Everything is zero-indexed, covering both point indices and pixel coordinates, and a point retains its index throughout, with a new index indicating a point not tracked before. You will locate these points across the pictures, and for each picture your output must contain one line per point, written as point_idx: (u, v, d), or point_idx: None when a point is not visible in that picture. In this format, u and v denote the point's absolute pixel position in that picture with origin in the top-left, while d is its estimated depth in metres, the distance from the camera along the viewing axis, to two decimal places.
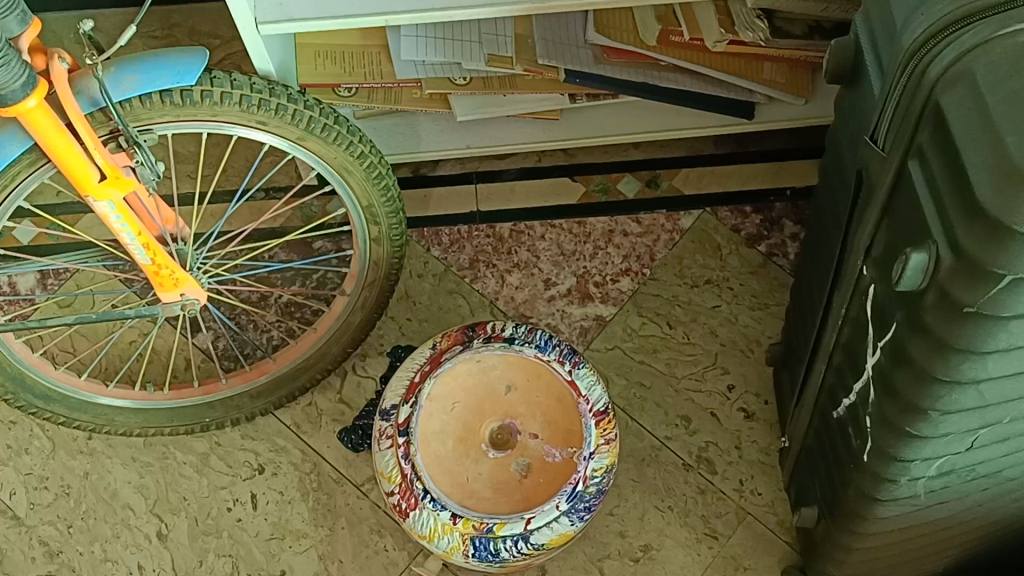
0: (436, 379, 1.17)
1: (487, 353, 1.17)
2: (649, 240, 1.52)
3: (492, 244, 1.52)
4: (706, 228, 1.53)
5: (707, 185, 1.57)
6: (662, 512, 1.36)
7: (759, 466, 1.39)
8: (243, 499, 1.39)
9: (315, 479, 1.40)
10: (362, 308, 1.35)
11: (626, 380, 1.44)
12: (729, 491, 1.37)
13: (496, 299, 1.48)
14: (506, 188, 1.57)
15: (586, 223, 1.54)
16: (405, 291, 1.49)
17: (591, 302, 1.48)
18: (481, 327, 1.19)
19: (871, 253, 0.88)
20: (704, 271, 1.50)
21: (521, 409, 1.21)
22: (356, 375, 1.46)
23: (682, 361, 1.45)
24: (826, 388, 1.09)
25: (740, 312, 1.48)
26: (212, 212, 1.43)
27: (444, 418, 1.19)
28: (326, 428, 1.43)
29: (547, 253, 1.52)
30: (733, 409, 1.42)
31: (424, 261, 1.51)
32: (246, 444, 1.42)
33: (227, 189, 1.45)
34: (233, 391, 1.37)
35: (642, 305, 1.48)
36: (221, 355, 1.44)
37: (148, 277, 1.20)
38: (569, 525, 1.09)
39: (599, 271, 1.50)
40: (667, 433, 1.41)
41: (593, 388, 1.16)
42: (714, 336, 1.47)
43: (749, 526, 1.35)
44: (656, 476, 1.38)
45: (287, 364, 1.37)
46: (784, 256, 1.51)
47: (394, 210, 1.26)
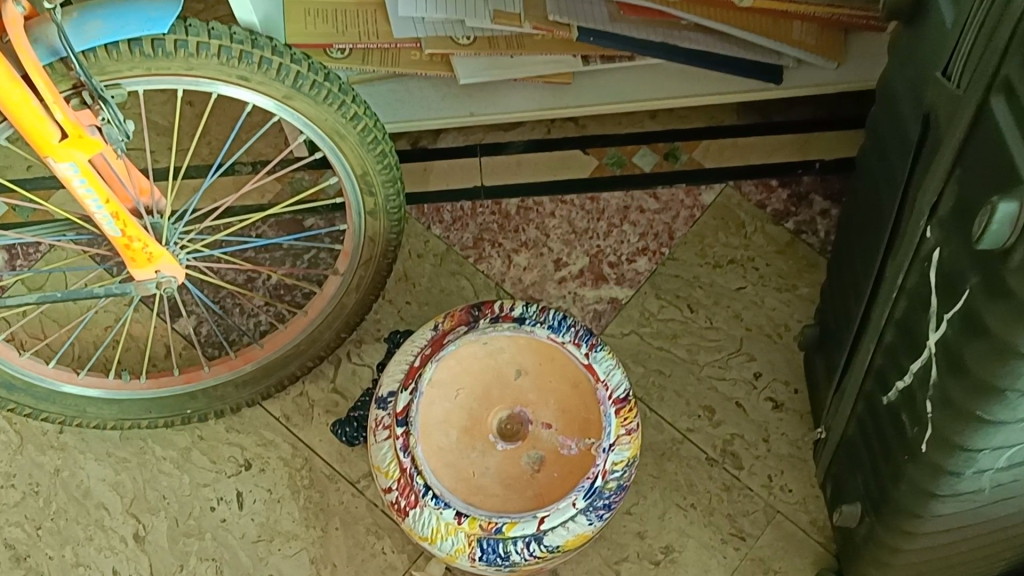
0: (438, 363, 1.05)
1: (495, 335, 1.05)
2: (667, 217, 1.41)
3: (498, 222, 1.40)
4: (728, 204, 1.42)
5: (730, 159, 1.45)
6: (684, 511, 1.26)
7: (789, 459, 1.29)
8: (228, 498, 1.28)
9: (306, 476, 1.29)
10: (357, 290, 1.24)
11: (644, 368, 1.33)
12: (757, 488, 1.27)
13: (503, 281, 1.37)
14: (512, 162, 1.44)
15: (599, 199, 1.42)
16: (403, 272, 1.38)
17: (607, 284, 1.37)
18: (487, 306, 1.07)
19: (938, 212, 0.77)
20: (728, 251, 1.39)
21: (532, 397, 1.09)
22: (351, 363, 1.34)
23: (704, 347, 1.34)
24: (875, 372, 0.97)
25: (767, 294, 1.37)
26: (194, 186, 1.32)
27: (447, 406, 1.07)
28: (319, 420, 1.31)
29: (557, 232, 1.40)
30: (760, 399, 1.32)
31: (425, 240, 1.39)
32: (231, 438, 1.31)
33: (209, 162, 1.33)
34: (217, 380, 1.25)
35: (659, 287, 1.37)
36: (205, 341, 1.32)
37: (119, 251, 1.07)
38: (588, 525, 0.99)
39: (614, 250, 1.39)
40: (688, 424, 1.31)
41: (611, 372, 1.04)
42: (738, 321, 1.36)
43: (778, 525, 1.25)
44: (677, 471, 1.28)
45: (275, 351, 1.26)
46: (813, 234, 1.40)
47: (392, 179, 1.15)
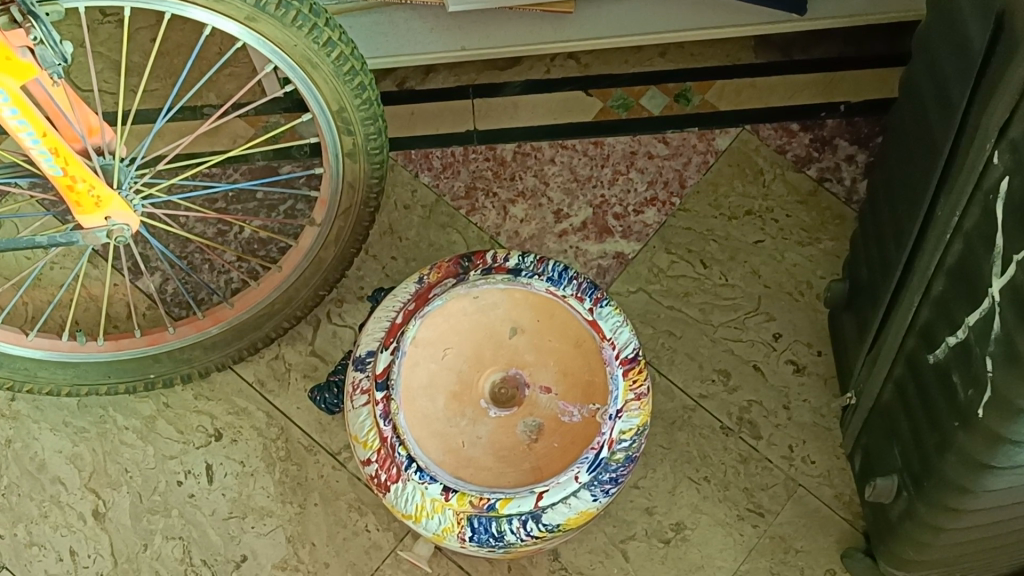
0: (423, 320, 0.92)
1: (487, 289, 0.93)
2: (679, 163, 1.28)
3: (493, 168, 1.28)
4: (745, 149, 1.29)
5: (747, 101, 1.32)
6: (697, 485, 1.17)
7: (811, 429, 1.19)
8: (196, 471, 1.16)
9: (283, 447, 1.17)
10: (336, 242, 1.13)
11: (653, 330, 1.22)
12: (777, 460, 1.18)
13: (498, 234, 1.25)
14: (508, 105, 1.31)
15: (604, 144, 1.29)
16: (388, 224, 1.25)
17: (612, 237, 1.25)
18: (478, 257, 0.95)
19: (1012, 133, 0.65)
20: (744, 201, 1.27)
21: (529, 357, 0.97)
22: (332, 325, 1.22)
23: (719, 307, 1.23)
24: (920, 328, 0.85)
25: (788, 249, 1.25)
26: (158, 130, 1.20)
27: (433, 368, 0.94)
28: (295, 387, 1.19)
29: (557, 180, 1.27)
30: (781, 362, 1.21)
31: (412, 189, 1.27)
32: (200, 406, 1.19)
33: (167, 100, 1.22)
34: (182, 343, 1.14)
35: (670, 241, 1.25)
36: (170, 300, 1.20)
37: (62, 195, 0.95)
38: (591, 501, 0.88)
39: (620, 200, 1.27)
40: (701, 390, 1.20)
41: (619, 330, 0.93)
42: (756, 277, 1.24)
43: (800, 501, 1.16)
44: (689, 441, 1.18)
45: (247, 310, 1.14)
46: (838, 182, 1.28)
47: (372, 117, 1.02)
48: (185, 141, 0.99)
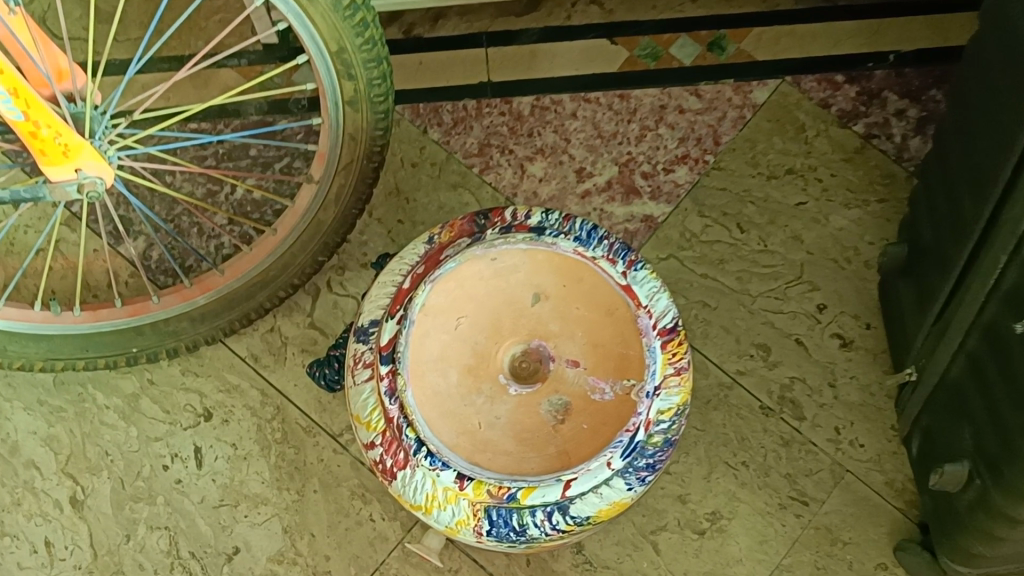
0: (434, 285, 0.81)
1: (506, 250, 0.82)
2: (712, 118, 1.17)
3: (509, 123, 1.17)
4: (785, 103, 1.17)
5: (786, 51, 1.20)
6: (734, 471, 1.06)
7: (860, 409, 1.08)
8: (185, 455, 1.06)
9: (279, 428, 1.07)
10: (336, 202, 1.02)
11: (685, 300, 1.11)
12: (822, 443, 1.07)
13: (514, 195, 1.14)
14: (525, 53, 1.20)
15: (630, 97, 1.18)
16: (394, 184, 1.14)
17: (639, 199, 1.14)
18: (496, 214, 0.84)
19: None
20: (784, 159, 1.15)
21: (554, 328, 0.86)
22: (333, 295, 1.11)
23: (757, 276, 1.12)
24: (1006, 292, 0.74)
25: (833, 211, 1.14)
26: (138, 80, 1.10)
27: (445, 339, 0.83)
28: (293, 362, 1.09)
29: (579, 136, 1.16)
30: (825, 336, 1.10)
31: (420, 146, 1.16)
32: (188, 383, 1.08)
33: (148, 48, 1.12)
34: (167, 314, 1.03)
35: (703, 203, 1.14)
36: (155, 267, 1.09)
37: (25, 143, 0.83)
38: (625, 490, 0.78)
39: (648, 158, 1.15)
40: (738, 366, 1.09)
41: (655, 297, 0.82)
42: (799, 243, 1.13)
43: (848, 488, 1.06)
44: (725, 423, 1.08)
45: (239, 278, 1.04)
46: (887, 138, 1.16)
47: (376, 59, 0.90)
48: (160, 90, 0.86)
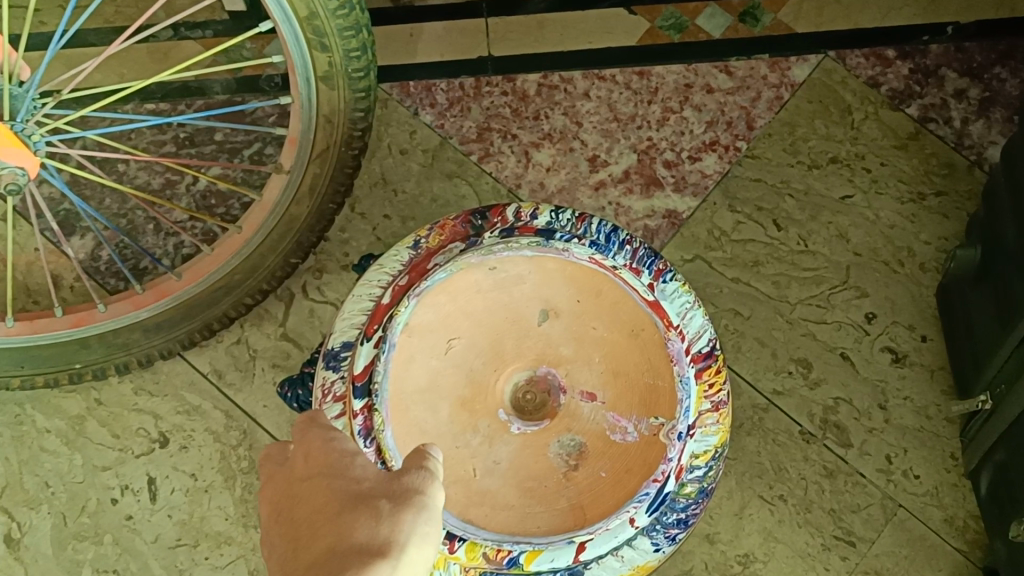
0: (419, 300, 0.66)
1: (509, 257, 0.67)
2: (745, 99, 1.02)
3: (512, 104, 1.02)
4: (829, 81, 1.03)
5: (831, 22, 1.04)
6: (770, 507, 0.92)
7: (916, 435, 0.94)
8: (136, 487, 0.92)
9: (245, 456, 0.93)
10: (310, 195, 0.87)
11: (714, 308, 0.97)
12: (872, 474, 0.93)
13: (518, 186, 1.00)
14: (532, 24, 1.04)
15: (651, 74, 1.03)
16: (380, 173, 1.00)
17: (661, 191, 0.99)
18: (496, 212, 0.71)
19: None
20: (828, 146, 1.01)
21: (566, 351, 0.71)
22: (309, 301, 0.96)
23: (797, 280, 0.98)
24: None
25: (884, 206, 0.99)
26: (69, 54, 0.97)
27: (434, 366, 0.68)
28: (262, 379, 0.94)
29: (592, 119, 1.02)
30: (876, 350, 0.96)
31: (411, 130, 1.01)
32: (140, 403, 0.94)
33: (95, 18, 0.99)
34: (115, 324, 0.89)
35: (735, 196, 0.99)
36: (104, 270, 0.95)
37: None
38: (651, 550, 0.67)
39: (671, 144, 1.01)
40: (775, 385, 0.95)
41: (688, 314, 0.69)
42: (844, 242, 0.98)
43: (901, 526, 0.91)
44: (760, 451, 0.93)
45: (199, 284, 0.89)
46: (945, 123, 1.01)
47: (354, 26, 0.75)
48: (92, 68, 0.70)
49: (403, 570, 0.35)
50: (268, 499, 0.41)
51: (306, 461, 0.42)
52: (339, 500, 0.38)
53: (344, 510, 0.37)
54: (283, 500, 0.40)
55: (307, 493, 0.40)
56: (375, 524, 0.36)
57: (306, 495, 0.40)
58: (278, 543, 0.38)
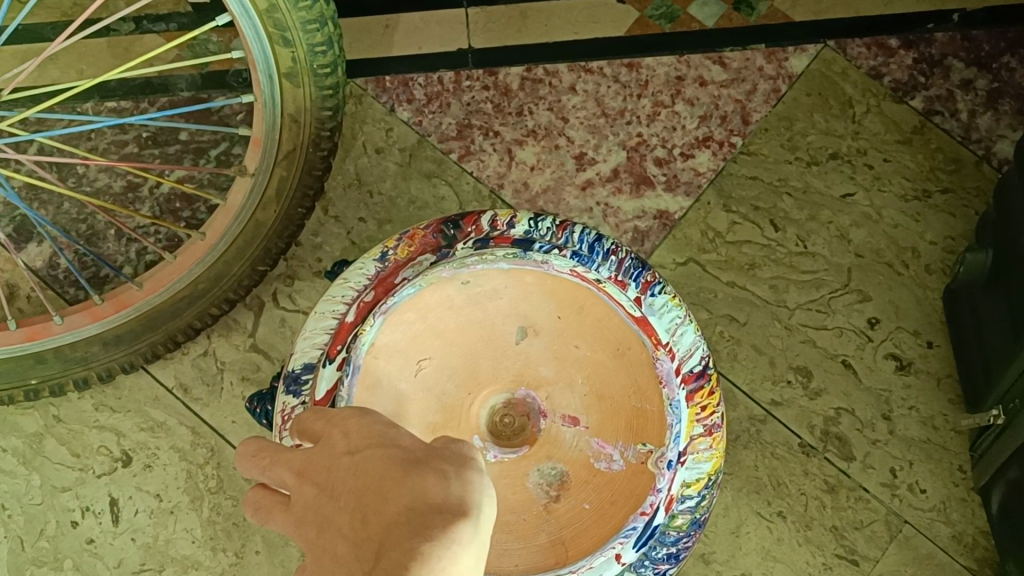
0: (385, 319, 0.63)
1: (483, 271, 0.64)
2: (740, 91, 0.96)
3: (494, 100, 0.96)
4: (829, 72, 0.97)
5: (831, 9, 0.99)
6: (769, 524, 0.87)
7: (922, 447, 0.89)
8: (98, 508, 0.87)
9: (213, 475, 0.88)
10: (277, 198, 0.82)
11: (708, 314, 0.92)
12: (876, 489, 0.88)
13: (500, 186, 0.94)
14: (514, 15, 0.98)
15: (640, 66, 0.97)
16: (354, 174, 0.94)
17: (652, 190, 0.94)
18: (469, 220, 0.66)
19: None
20: (828, 141, 0.95)
21: (546, 372, 0.68)
22: (280, 310, 0.91)
23: (796, 284, 0.92)
24: None
25: (887, 204, 0.94)
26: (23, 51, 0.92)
27: (403, 389, 0.65)
28: (230, 394, 0.89)
29: (579, 114, 0.96)
30: (879, 357, 0.91)
31: (387, 127, 0.96)
32: (102, 420, 0.89)
33: (50, 12, 0.93)
34: (73, 336, 0.83)
35: (729, 195, 0.94)
36: (63, 279, 0.91)
37: None
38: None
39: (662, 140, 0.95)
40: (773, 396, 0.90)
41: (679, 330, 0.65)
42: (845, 243, 0.93)
43: (908, 544, 0.86)
44: (758, 465, 0.88)
45: (161, 292, 0.83)
46: (951, 115, 0.96)
47: (319, 19, 0.70)
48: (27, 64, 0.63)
49: (480, 527, 0.37)
50: (310, 484, 0.42)
51: (345, 444, 0.43)
52: (399, 466, 0.40)
53: (412, 473, 0.39)
54: (329, 478, 0.42)
55: (362, 465, 0.41)
56: (445, 483, 0.38)
57: (356, 470, 0.41)
58: (331, 517, 0.39)
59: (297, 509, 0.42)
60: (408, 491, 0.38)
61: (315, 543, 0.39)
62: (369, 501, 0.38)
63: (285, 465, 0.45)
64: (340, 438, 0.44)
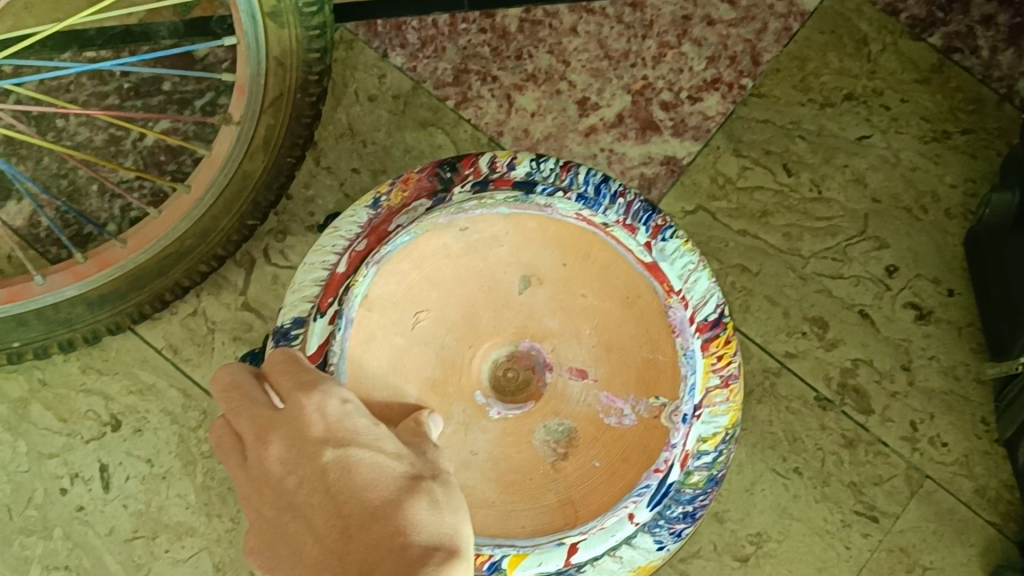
0: (378, 269, 0.60)
1: (481, 217, 0.60)
2: (750, 31, 0.90)
3: (491, 43, 0.91)
4: (843, 8, 0.91)
5: None
6: (784, 481, 0.84)
7: (944, 399, 0.85)
8: (88, 475, 0.84)
9: (206, 439, 0.85)
10: (265, 148, 0.77)
11: (719, 265, 0.88)
12: (895, 443, 0.85)
13: (499, 135, 0.90)
14: None
15: (645, 5, 0.90)
16: (346, 123, 0.90)
17: (659, 135, 0.90)
18: (466, 162, 0.63)
19: None
20: (843, 81, 0.90)
21: (551, 324, 0.65)
22: (272, 267, 0.87)
23: (810, 231, 0.88)
24: None
25: (905, 146, 0.89)
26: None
27: (399, 344, 0.62)
28: (221, 354, 0.86)
29: (581, 56, 0.91)
30: (898, 306, 0.87)
31: (380, 74, 0.91)
32: (89, 383, 0.85)
33: None
34: (55, 297, 0.79)
35: (739, 140, 0.90)
36: (44, 237, 0.87)
37: None
38: (655, 548, 0.63)
39: (669, 83, 0.90)
40: (787, 347, 0.87)
41: (692, 277, 0.63)
42: (861, 188, 0.89)
43: (928, 499, 0.84)
44: (771, 420, 0.85)
45: (146, 250, 0.79)
46: (972, 53, 0.90)
47: None
48: None
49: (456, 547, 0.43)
50: (281, 473, 0.46)
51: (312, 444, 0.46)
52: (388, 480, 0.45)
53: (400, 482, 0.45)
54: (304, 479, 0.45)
55: (341, 470, 0.45)
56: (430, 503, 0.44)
57: (330, 485, 0.44)
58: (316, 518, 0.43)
59: (267, 489, 0.46)
60: (395, 518, 0.42)
61: (291, 530, 0.44)
62: (353, 521, 0.42)
63: (250, 423, 0.50)
64: (306, 431, 0.47)
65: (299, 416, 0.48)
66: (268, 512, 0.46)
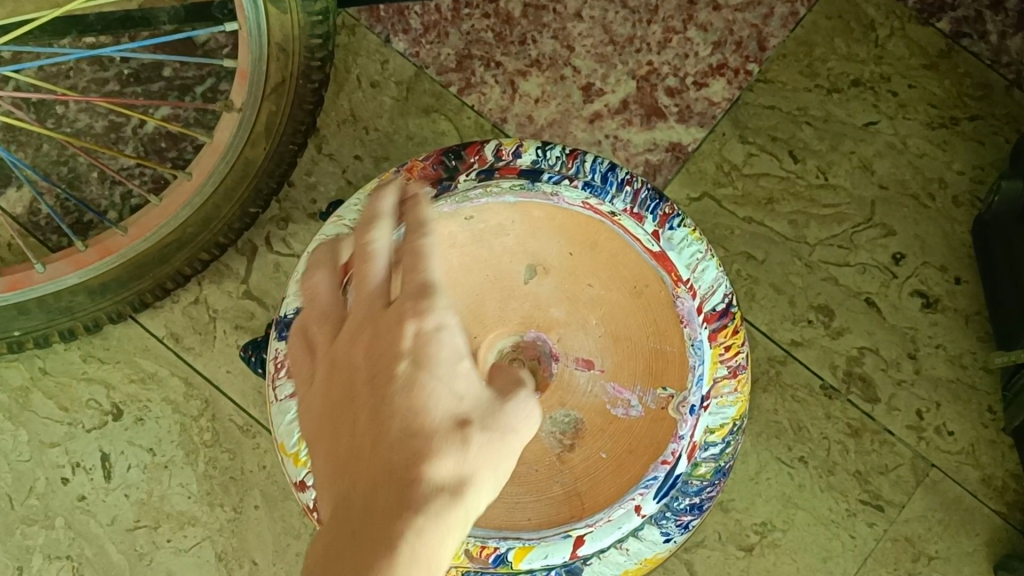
0: None
1: (488, 206, 0.62)
2: (756, 15, 0.89)
3: (495, 28, 0.90)
4: None
5: None
6: (789, 471, 0.84)
7: (950, 387, 0.85)
8: (89, 464, 0.84)
9: (208, 428, 0.84)
10: (265, 135, 0.77)
11: (725, 253, 0.87)
12: (901, 432, 0.84)
13: (503, 121, 0.90)
14: None
15: None
16: (349, 110, 0.89)
17: (664, 121, 0.89)
18: (471, 150, 0.63)
19: None
20: (850, 67, 0.89)
21: (558, 314, 0.64)
22: (275, 255, 0.86)
23: (817, 219, 0.88)
24: None
25: (912, 132, 0.88)
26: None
27: None
28: (223, 343, 0.85)
29: (586, 41, 0.90)
30: (904, 295, 0.86)
31: (382, 59, 0.90)
32: (90, 372, 0.85)
33: None
34: (55, 284, 0.77)
35: (745, 126, 0.89)
36: (45, 225, 0.86)
37: None
38: (661, 540, 0.62)
39: (675, 69, 0.89)
40: (792, 336, 0.86)
41: (700, 265, 0.62)
42: (868, 175, 0.88)
43: (934, 488, 0.83)
44: (777, 409, 0.85)
45: (147, 237, 0.78)
46: (981, 38, 0.89)
47: None
48: None
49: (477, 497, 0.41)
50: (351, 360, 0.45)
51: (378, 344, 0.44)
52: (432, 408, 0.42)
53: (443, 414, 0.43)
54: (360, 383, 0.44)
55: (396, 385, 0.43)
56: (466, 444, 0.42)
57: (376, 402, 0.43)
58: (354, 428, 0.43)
59: (334, 370, 0.46)
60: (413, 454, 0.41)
61: (340, 419, 0.45)
62: (381, 442, 0.42)
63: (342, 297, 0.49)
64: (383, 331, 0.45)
65: (389, 304, 0.46)
66: (335, 398, 0.45)
